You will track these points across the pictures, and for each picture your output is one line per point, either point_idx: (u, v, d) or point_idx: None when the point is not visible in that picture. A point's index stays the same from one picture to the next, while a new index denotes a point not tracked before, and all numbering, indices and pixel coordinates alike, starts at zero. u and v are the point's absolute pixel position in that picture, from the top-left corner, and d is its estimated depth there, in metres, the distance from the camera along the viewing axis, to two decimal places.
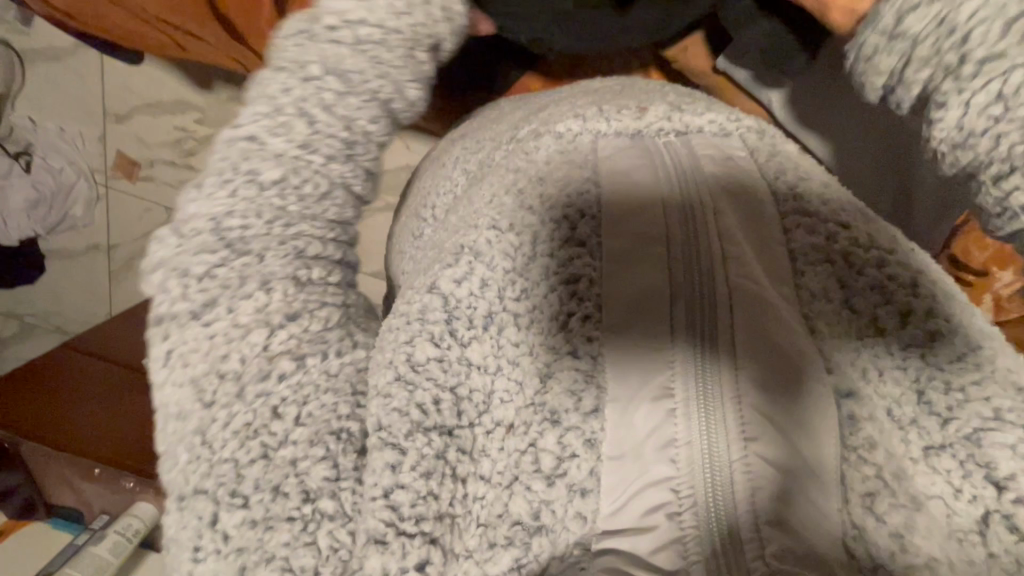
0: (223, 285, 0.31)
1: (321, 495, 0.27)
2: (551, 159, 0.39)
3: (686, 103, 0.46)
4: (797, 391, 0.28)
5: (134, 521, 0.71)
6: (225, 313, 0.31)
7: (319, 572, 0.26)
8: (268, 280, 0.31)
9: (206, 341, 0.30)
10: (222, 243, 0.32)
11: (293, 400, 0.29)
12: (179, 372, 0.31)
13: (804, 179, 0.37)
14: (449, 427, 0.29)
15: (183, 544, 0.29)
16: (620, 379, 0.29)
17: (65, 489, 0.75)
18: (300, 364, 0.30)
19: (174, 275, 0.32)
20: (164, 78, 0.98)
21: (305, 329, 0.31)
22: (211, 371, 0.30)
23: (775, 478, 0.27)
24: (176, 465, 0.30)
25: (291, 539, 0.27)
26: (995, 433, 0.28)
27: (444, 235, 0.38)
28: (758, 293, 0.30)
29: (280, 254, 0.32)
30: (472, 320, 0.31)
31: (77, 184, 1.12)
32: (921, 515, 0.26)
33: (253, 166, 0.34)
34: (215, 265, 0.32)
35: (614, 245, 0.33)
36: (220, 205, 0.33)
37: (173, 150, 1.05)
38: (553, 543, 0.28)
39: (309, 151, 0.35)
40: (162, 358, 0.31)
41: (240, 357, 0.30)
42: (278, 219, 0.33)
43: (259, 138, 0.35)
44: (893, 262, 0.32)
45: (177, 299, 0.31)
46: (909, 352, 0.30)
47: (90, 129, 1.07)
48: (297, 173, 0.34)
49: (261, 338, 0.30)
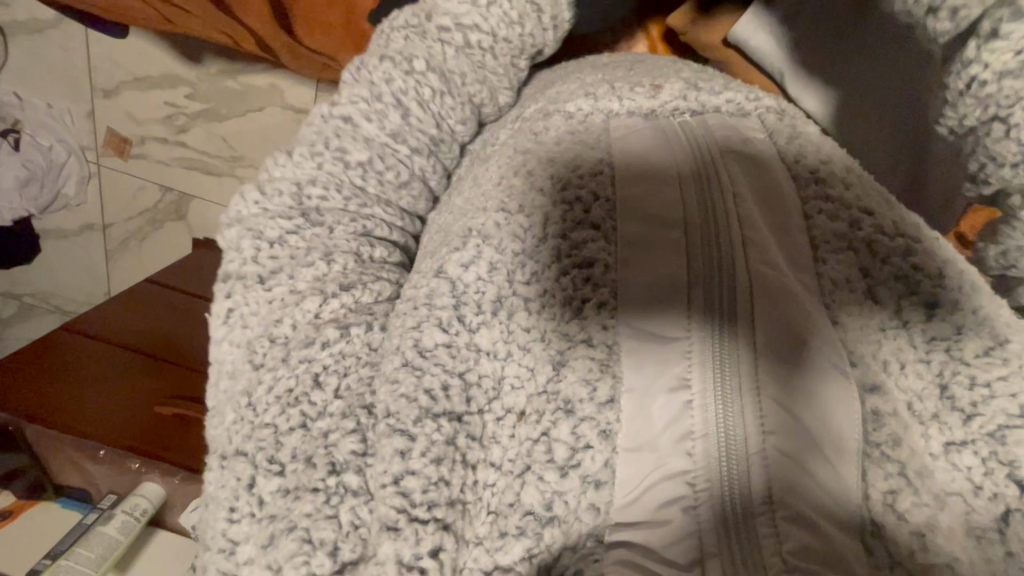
0: (291, 254, 0.34)
1: (347, 469, 0.28)
2: (562, 139, 0.37)
3: (703, 80, 0.45)
4: (819, 384, 0.27)
5: (141, 500, 0.72)
6: (288, 279, 0.34)
7: (338, 547, 0.27)
8: (331, 252, 0.34)
9: (268, 304, 0.33)
10: (298, 211, 0.36)
11: (335, 370, 0.31)
12: (239, 332, 0.34)
13: (827, 162, 0.36)
14: (458, 413, 0.28)
15: (220, 503, 0.30)
16: (635, 369, 0.28)
17: (72, 468, 0.75)
18: (344, 333, 0.31)
19: (247, 235, 0.35)
20: (157, 54, 1.02)
21: (358, 299, 0.33)
22: (267, 333, 0.33)
23: (795, 473, 0.26)
24: (223, 423, 0.33)
25: (313, 511, 0.27)
26: (1020, 430, 0.26)
27: (449, 217, 0.37)
28: (779, 280, 0.29)
29: (347, 230, 0.36)
30: (480, 305, 0.30)
31: (68, 162, 1.12)
32: (943, 514, 0.25)
33: (341, 143, 0.38)
34: (289, 232, 0.35)
35: (629, 228, 0.32)
36: (304, 172, 0.37)
37: (164, 126, 1.08)
38: (566, 533, 0.27)
39: (398, 140, 0.39)
40: (224, 315, 0.35)
41: (294, 322, 0.32)
42: (353, 196, 0.37)
43: (351, 117, 0.39)
44: (918, 251, 0.31)
45: (247, 258, 0.35)
46: (934, 345, 0.29)
47: (79, 105, 1.08)
48: (381, 158, 0.39)
49: (314, 304, 0.32)
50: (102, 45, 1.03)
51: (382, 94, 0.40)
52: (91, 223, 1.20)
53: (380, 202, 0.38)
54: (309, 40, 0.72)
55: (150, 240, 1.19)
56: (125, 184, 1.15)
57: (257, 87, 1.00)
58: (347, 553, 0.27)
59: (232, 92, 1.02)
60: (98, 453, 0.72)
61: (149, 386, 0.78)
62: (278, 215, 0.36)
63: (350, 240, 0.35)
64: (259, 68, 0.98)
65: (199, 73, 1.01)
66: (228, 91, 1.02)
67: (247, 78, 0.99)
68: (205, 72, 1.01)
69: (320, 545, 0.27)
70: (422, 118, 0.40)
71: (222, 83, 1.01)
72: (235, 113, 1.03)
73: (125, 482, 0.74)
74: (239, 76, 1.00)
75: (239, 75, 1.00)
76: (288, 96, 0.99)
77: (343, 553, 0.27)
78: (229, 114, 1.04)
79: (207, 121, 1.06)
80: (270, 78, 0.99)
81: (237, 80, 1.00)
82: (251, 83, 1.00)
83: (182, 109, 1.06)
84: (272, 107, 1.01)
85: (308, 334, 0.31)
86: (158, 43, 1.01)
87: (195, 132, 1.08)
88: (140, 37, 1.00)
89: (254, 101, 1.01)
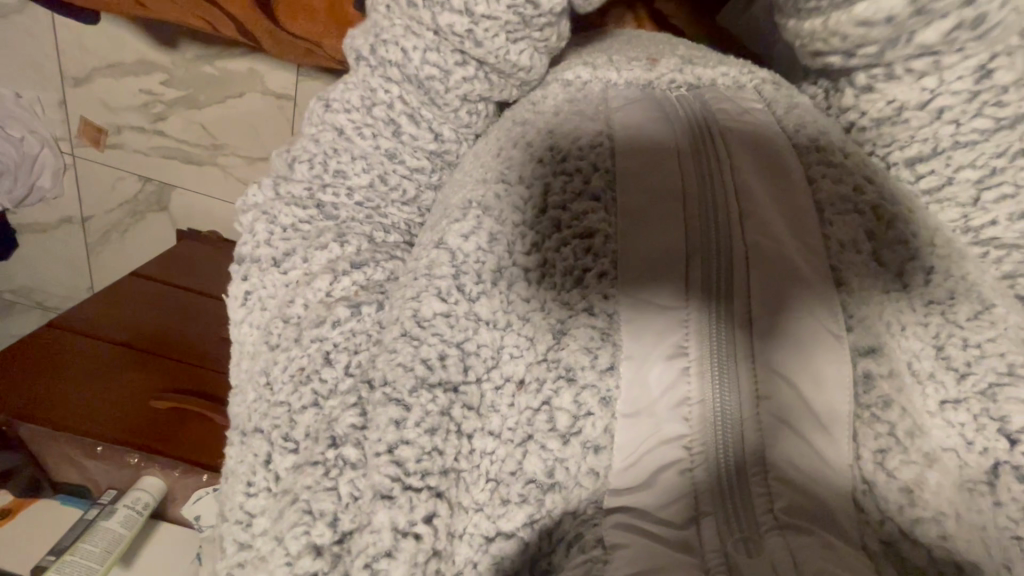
0: (304, 237, 0.36)
1: (345, 442, 0.28)
2: (561, 110, 0.37)
3: (698, 56, 0.44)
4: (815, 349, 0.27)
5: (144, 495, 0.72)
6: (302, 262, 0.36)
7: (338, 518, 0.27)
8: (343, 234, 0.36)
9: (285, 286, 0.36)
10: (312, 203, 0.38)
11: (345, 348, 0.32)
12: (259, 314, 0.36)
13: (825, 132, 0.36)
14: (455, 383, 0.28)
15: (239, 477, 0.32)
16: (635, 336, 0.29)
17: (69, 465, 0.74)
18: (356, 311, 0.33)
19: (262, 220, 0.37)
20: (129, 39, 1.00)
21: (370, 277, 0.35)
22: (279, 315, 0.35)
23: (788, 436, 0.26)
24: (243, 402, 0.36)
25: (315, 483, 0.27)
26: (1008, 388, 0.27)
27: (448, 191, 0.37)
28: (779, 251, 0.29)
29: (364, 220, 0.38)
30: (480, 275, 0.30)
31: (41, 153, 1.10)
32: (934, 472, 0.26)
33: (338, 166, 0.38)
34: (302, 220, 0.37)
35: (630, 200, 0.32)
36: (302, 180, 0.39)
37: (140, 114, 1.08)
38: (567, 498, 0.28)
39: (395, 161, 0.39)
40: (241, 297, 0.37)
41: (303, 302, 0.34)
42: (377, 177, 0.39)
43: (345, 133, 0.39)
44: (915, 220, 0.32)
45: (262, 241, 0.37)
46: (930, 309, 0.30)
47: (49, 95, 1.06)
48: (383, 179, 0.39)
49: (325, 283, 0.34)
50: (70, 32, 1.01)
51: (376, 107, 0.39)
52: (71, 215, 1.19)
53: (391, 200, 0.39)
54: (291, 25, 0.70)
55: (136, 227, 1.20)
56: (102, 175, 1.14)
57: (234, 72, 1.01)
58: (346, 523, 0.27)
59: (207, 78, 1.02)
60: (96, 450, 0.71)
61: (142, 376, 0.78)
62: (292, 203, 0.37)
63: (365, 224, 0.37)
64: (237, 53, 0.99)
65: (172, 58, 1.01)
66: (205, 77, 1.02)
67: (222, 63, 1.00)
68: (179, 57, 1.01)
69: (320, 516, 0.27)
70: (418, 134, 0.39)
71: (195, 68, 1.02)
72: (212, 100, 1.05)
73: (126, 478, 0.74)
74: (215, 62, 1.00)
75: (214, 61, 1.00)
76: (268, 82, 1.01)
77: (345, 524, 0.27)
78: (207, 101, 1.05)
79: (184, 108, 1.06)
80: (248, 63, 1.00)
81: (213, 65, 1.01)
82: (226, 68, 1.01)
83: (158, 96, 1.05)
84: (252, 92, 1.03)
85: (318, 312, 0.33)
86: (132, 28, 0.99)
87: (173, 120, 1.08)
88: (112, 22, 0.99)
89: (230, 86, 1.02)
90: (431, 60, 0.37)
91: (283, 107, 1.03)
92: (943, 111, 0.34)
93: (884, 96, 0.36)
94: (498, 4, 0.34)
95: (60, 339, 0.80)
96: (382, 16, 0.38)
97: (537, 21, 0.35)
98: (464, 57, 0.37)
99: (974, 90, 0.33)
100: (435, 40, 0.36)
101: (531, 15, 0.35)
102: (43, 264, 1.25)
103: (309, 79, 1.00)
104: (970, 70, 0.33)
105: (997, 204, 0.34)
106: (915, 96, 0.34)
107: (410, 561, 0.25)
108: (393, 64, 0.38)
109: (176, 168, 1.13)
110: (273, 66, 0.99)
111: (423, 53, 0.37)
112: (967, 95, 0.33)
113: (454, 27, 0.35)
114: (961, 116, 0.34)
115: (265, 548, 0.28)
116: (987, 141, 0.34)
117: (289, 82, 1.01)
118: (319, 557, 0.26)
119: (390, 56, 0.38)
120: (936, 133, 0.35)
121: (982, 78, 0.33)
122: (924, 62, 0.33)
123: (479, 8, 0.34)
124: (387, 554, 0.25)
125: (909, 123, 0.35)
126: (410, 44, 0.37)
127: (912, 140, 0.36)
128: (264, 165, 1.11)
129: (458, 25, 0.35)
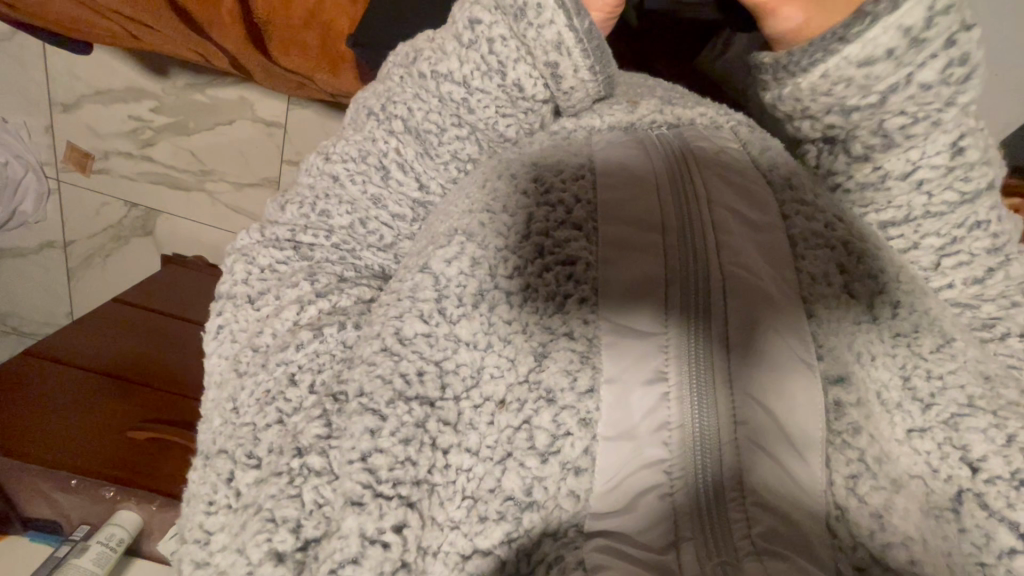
0: (279, 277, 0.38)
1: (310, 451, 0.28)
2: (545, 149, 0.39)
3: (678, 97, 0.47)
4: (786, 373, 0.28)
5: (119, 530, 0.69)
6: (274, 300, 0.37)
7: (301, 524, 0.27)
8: (314, 273, 0.37)
9: (257, 321, 0.36)
10: (290, 244, 0.39)
11: (310, 368, 0.33)
12: (228, 346, 0.37)
13: (796, 173, 0.37)
14: (431, 398, 0.29)
15: (201, 497, 0.32)
16: (617, 361, 0.29)
17: (39, 499, 0.71)
18: (317, 334, 0.33)
19: (240, 261, 0.39)
20: (121, 68, 1.03)
21: (335, 305, 0.36)
22: (247, 347, 0.35)
23: (766, 462, 0.27)
24: (210, 428, 0.36)
25: (277, 492, 0.27)
26: (969, 418, 0.28)
27: (427, 228, 0.38)
28: (754, 281, 0.30)
29: (335, 259, 0.39)
30: (461, 299, 0.31)
31: (26, 177, 1.10)
32: (900, 497, 0.27)
33: (324, 208, 0.40)
34: (280, 261, 0.38)
35: (612, 230, 0.33)
36: (284, 228, 0.40)
37: (128, 140, 1.09)
38: (545, 518, 0.28)
39: (379, 206, 0.41)
40: (212, 333, 0.37)
41: (272, 332, 0.35)
42: (372, 217, 0.40)
43: (340, 177, 0.40)
44: (881, 258, 0.33)
45: (238, 281, 0.38)
46: (897, 341, 0.31)
47: (37, 119, 1.07)
48: (363, 222, 0.40)
49: (292, 313, 0.35)
50: (64, 60, 1.03)
51: (370, 155, 0.40)
52: (51, 240, 1.18)
53: (368, 243, 0.40)
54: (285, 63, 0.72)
55: (118, 254, 1.19)
56: (88, 201, 1.14)
57: (224, 100, 1.04)
58: (309, 529, 0.27)
59: (199, 106, 1.05)
60: (70, 483, 0.69)
61: (125, 407, 0.78)
62: (271, 245, 0.39)
63: (337, 265, 0.39)
64: (229, 83, 1.02)
65: (165, 86, 1.03)
66: (196, 105, 1.05)
67: (213, 92, 1.03)
68: (171, 85, 1.03)
69: (282, 522, 0.27)
70: (405, 181, 0.41)
71: (186, 96, 1.04)
72: (203, 128, 1.06)
73: (99, 512, 0.71)
74: (207, 91, 1.03)
75: (206, 89, 1.03)
76: (259, 109, 1.04)
77: (307, 531, 0.27)
78: (198, 129, 1.07)
79: (174, 135, 1.08)
80: (240, 92, 1.03)
81: (205, 94, 1.04)
82: (217, 97, 1.04)
83: (148, 122, 1.07)
84: (242, 119, 1.05)
85: (285, 339, 0.34)
86: (126, 57, 1.02)
87: (161, 147, 1.09)
88: (110, 53, 1.02)
89: (222, 114, 1.05)
90: (431, 119, 0.40)
91: (273, 134, 1.05)
92: (922, 183, 0.36)
93: (875, 164, 0.36)
94: (490, 80, 0.38)
95: (38, 365, 0.78)
96: (394, 84, 0.41)
97: (523, 102, 0.39)
98: (459, 120, 0.40)
99: (949, 166, 0.36)
100: (437, 105, 0.40)
101: (516, 96, 0.39)
102: (17, 291, 1.23)
103: (300, 109, 1.03)
104: (944, 148, 0.35)
105: (955, 268, 0.38)
106: (899, 168, 0.36)
107: (377, 567, 0.26)
108: (398, 118, 0.40)
109: (164, 196, 1.13)
110: (264, 94, 1.02)
111: (425, 113, 0.40)
112: (943, 170, 0.36)
113: (452, 94, 0.39)
114: (935, 188, 0.36)
115: (224, 561, 0.28)
116: (951, 213, 0.37)
117: (280, 110, 1.03)
118: (281, 563, 0.26)
119: (398, 111, 0.40)
120: (909, 201, 0.37)
121: (956, 155, 0.35)
122: (923, 126, 0.34)
123: (474, 82, 0.38)
124: (354, 560, 0.25)
125: (890, 191, 0.37)
126: (415, 104, 0.40)
127: (887, 205, 0.38)
128: (253, 191, 1.12)
129: (456, 93, 0.39)
